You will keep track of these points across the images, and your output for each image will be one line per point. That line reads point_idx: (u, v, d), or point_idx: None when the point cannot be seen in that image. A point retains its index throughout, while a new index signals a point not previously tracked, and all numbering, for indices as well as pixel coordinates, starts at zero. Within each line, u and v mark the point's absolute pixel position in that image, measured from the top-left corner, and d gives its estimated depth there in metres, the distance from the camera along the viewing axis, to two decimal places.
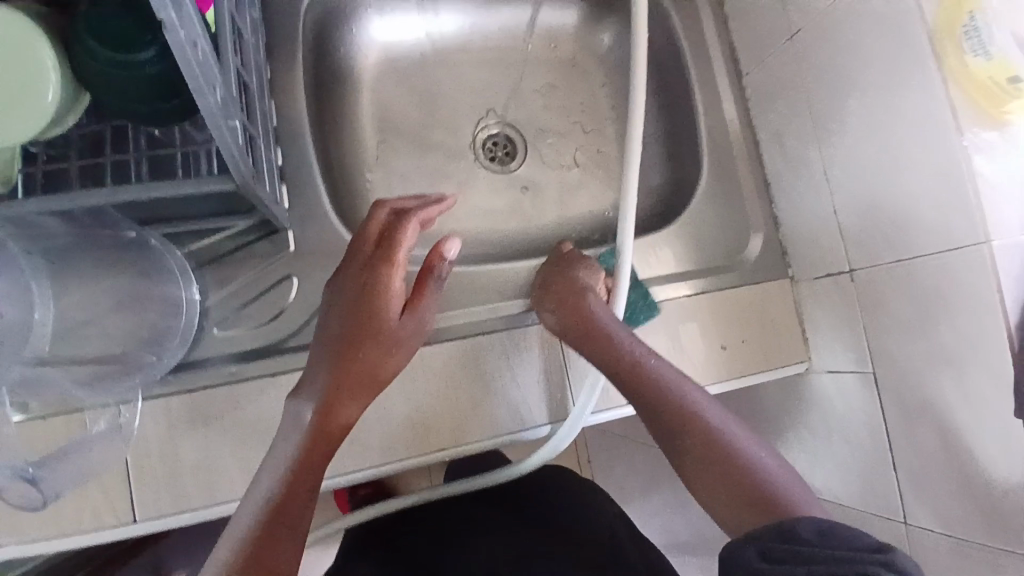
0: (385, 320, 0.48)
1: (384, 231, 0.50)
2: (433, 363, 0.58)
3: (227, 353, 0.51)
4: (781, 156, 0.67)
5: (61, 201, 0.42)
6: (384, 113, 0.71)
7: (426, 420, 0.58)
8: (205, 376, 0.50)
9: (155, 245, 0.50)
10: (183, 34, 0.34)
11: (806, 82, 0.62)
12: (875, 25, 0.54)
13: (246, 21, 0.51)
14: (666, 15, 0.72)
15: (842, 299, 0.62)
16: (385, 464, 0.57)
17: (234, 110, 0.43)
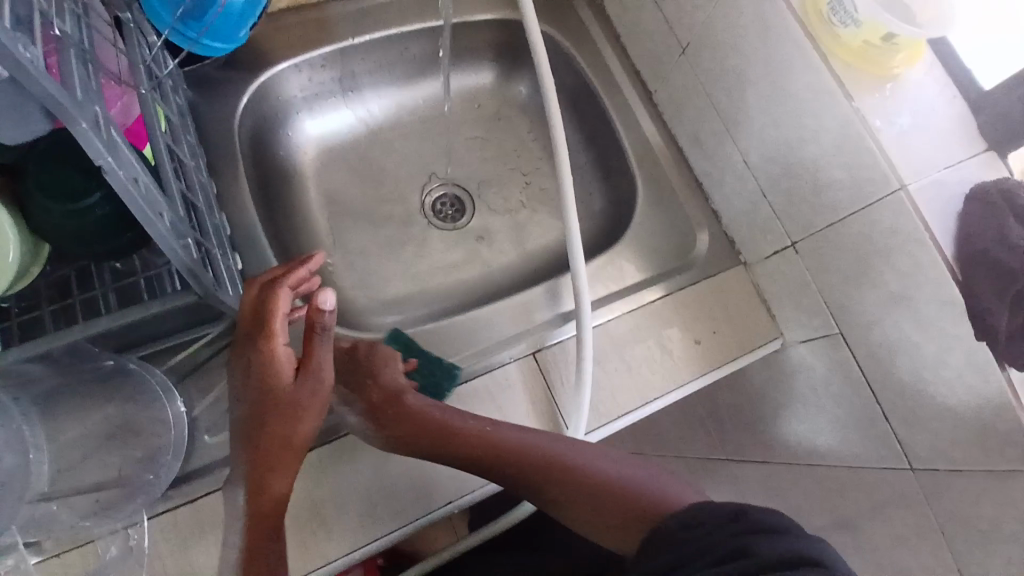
0: (282, 391, 0.49)
1: (257, 305, 0.50)
2: None
3: (220, 455, 0.53)
4: (703, 155, 0.72)
5: (34, 346, 0.44)
6: (333, 201, 0.75)
7: (427, 479, 0.58)
8: (203, 482, 0.51)
9: (134, 368, 0.52)
10: (123, 173, 0.38)
11: (705, 86, 0.67)
12: (747, 22, 0.59)
13: (183, 147, 0.55)
14: (570, 58, 0.78)
15: (793, 271, 0.65)
16: (393, 533, 0.56)
17: (185, 229, 0.47)
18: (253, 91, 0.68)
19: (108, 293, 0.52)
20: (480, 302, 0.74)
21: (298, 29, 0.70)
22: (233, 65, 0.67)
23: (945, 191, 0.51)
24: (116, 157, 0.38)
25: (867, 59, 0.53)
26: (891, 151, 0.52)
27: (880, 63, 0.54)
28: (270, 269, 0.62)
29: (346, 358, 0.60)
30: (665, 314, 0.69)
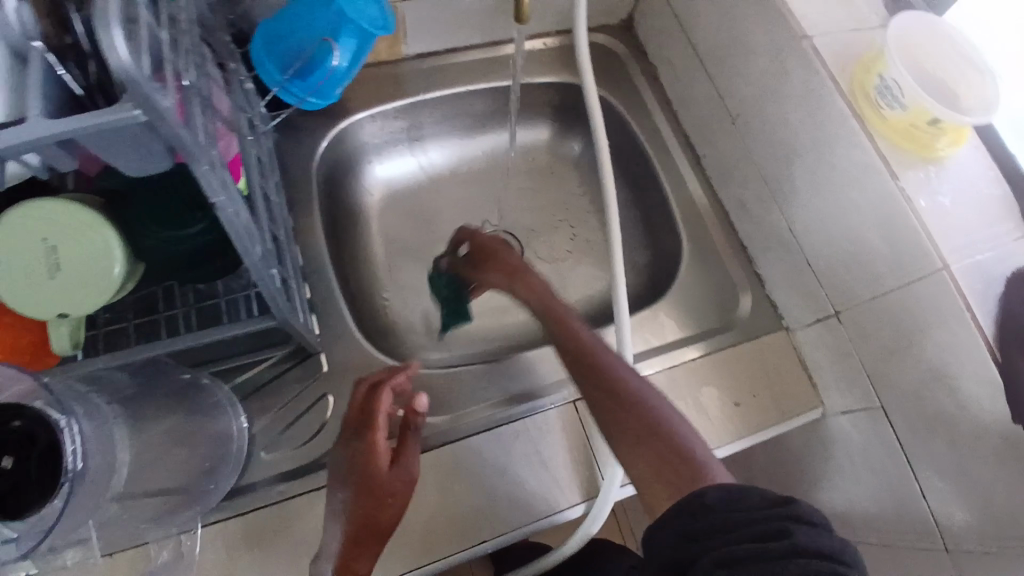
0: (378, 479, 0.52)
1: (364, 401, 0.55)
2: (464, 457, 0.62)
3: (272, 474, 0.57)
4: (748, 220, 0.74)
5: (129, 356, 0.50)
6: (392, 239, 0.81)
7: (462, 515, 0.60)
8: (255, 497, 0.56)
9: (205, 382, 0.56)
10: (231, 209, 0.44)
11: (753, 155, 0.71)
12: (795, 100, 0.63)
13: (270, 183, 0.61)
14: (623, 121, 0.83)
15: (834, 339, 0.66)
16: (427, 566, 0.58)
17: (271, 258, 0.52)
18: (331, 137, 0.75)
19: (189, 312, 0.57)
20: (522, 345, 0.77)
21: (376, 84, 0.77)
22: (316, 113, 0.74)
23: (988, 273, 0.53)
24: (224, 190, 0.43)
25: (910, 138, 0.56)
26: (933, 229, 0.54)
27: (924, 141, 0.56)
28: (332, 300, 0.67)
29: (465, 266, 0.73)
30: (704, 372, 0.70)
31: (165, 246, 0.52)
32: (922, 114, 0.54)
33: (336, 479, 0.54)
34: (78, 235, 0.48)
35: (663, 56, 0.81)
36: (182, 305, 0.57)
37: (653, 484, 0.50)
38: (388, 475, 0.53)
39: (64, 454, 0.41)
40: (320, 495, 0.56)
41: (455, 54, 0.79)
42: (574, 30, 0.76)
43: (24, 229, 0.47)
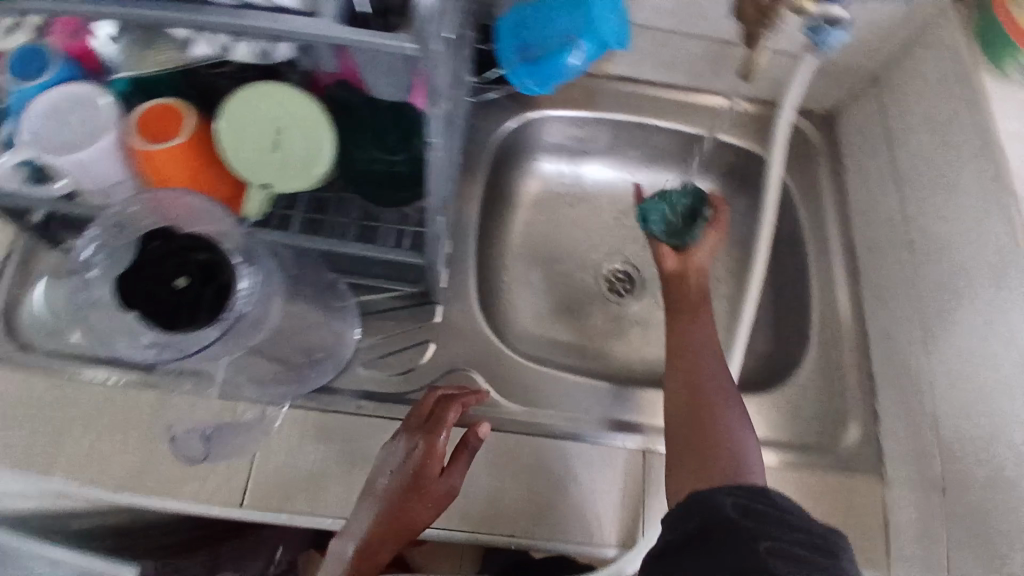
0: (427, 483, 0.56)
1: (434, 410, 0.59)
2: (522, 453, 0.64)
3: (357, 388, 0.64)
4: (887, 355, 0.71)
5: (298, 240, 0.56)
6: (530, 234, 0.84)
7: (502, 504, 0.62)
8: (335, 402, 0.62)
9: (341, 288, 0.66)
10: (439, 150, 0.50)
11: (919, 294, 0.67)
12: (975, 254, 0.59)
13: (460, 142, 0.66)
14: (795, 213, 0.83)
15: (931, 508, 0.61)
16: (452, 532, 0.60)
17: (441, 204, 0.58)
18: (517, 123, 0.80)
19: (353, 228, 0.64)
20: (612, 377, 0.77)
21: (573, 92, 0.81)
22: (512, 98, 0.80)
23: None
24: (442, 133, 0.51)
25: None
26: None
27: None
28: None
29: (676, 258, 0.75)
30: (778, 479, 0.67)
31: (363, 166, 0.59)
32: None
33: (389, 469, 0.57)
34: (304, 128, 0.53)
35: (858, 161, 0.79)
36: (349, 218, 0.64)
37: (694, 470, 0.56)
38: (436, 481, 0.56)
39: (234, 295, 0.47)
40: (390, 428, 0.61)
41: (655, 89, 0.81)
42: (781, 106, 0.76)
43: (268, 99, 0.52)
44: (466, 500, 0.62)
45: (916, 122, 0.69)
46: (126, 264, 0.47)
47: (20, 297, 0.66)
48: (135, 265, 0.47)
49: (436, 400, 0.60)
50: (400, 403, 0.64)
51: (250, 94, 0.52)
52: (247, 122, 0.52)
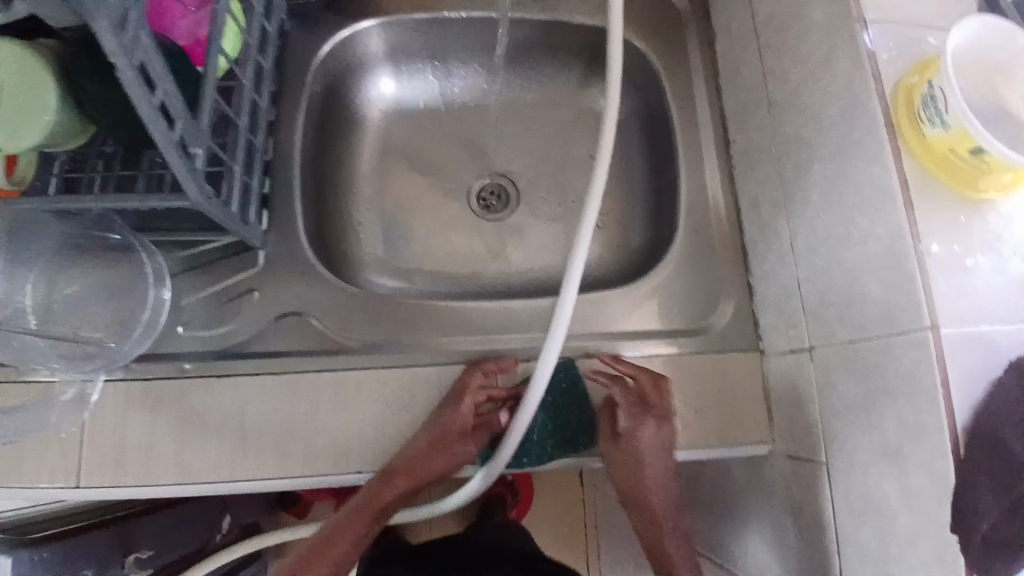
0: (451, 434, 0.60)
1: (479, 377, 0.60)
2: (349, 392, 0.59)
3: (197, 350, 0.61)
4: (756, 225, 0.63)
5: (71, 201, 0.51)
6: (388, 150, 0.77)
7: (315, 441, 0.58)
8: (159, 367, 0.60)
9: (137, 248, 0.62)
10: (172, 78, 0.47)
11: (777, 150, 0.59)
12: (836, 93, 0.51)
13: (242, 110, 0.59)
14: (658, 81, 0.72)
15: (802, 376, 0.56)
16: (285, 480, 0.57)
17: (178, 111, 0.48)
18: (330, 47, 0.70)
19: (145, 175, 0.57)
20: (469, 289, 0.73)
21: None
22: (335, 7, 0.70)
23: (995, 349, 0.43)
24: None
25: (950, 171, 0.45)
26: (920, 228, 0.44)
27: (939, 148, 0.44)
28: (290, 201, 0.64)
29: (536, 145, 0.80)
30: (668, 375, 0.62)
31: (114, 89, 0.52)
32: (930, 73, 0.45)
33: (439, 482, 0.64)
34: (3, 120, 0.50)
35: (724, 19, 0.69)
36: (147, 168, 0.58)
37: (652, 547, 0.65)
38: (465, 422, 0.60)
39: None
40: (220, 384, 0.59)
41: None
42: None
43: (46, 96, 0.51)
44: (291, 440, 0.58)
45: None
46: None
47: None
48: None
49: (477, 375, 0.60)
50: (246, 358, 0.60)
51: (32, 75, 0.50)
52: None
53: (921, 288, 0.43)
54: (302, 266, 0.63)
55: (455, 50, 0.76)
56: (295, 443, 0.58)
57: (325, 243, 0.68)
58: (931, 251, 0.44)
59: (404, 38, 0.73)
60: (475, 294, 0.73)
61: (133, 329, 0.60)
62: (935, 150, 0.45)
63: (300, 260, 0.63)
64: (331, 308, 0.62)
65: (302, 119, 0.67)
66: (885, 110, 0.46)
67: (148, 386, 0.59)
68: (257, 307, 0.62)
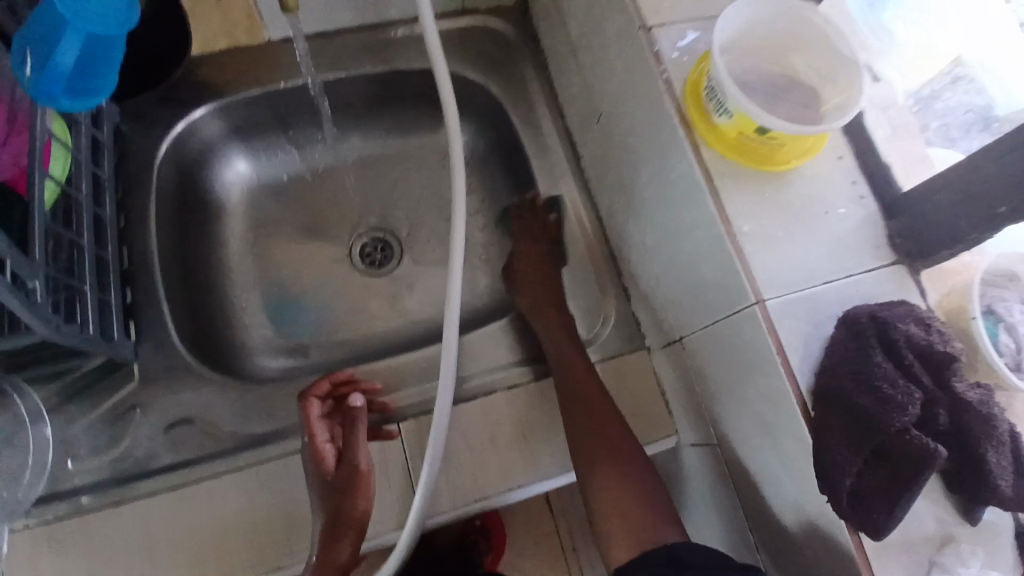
0: (336, 472, 0.55)
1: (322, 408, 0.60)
2: (249, 488, 0.57)
3: (88, 481, 0.58)
4: (617, 230, 0.65)
5: None
6: (262, 230, 0.77)
7: (223, 547, 0.56)
8: (52, 508, 0.57)
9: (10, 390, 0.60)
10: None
11: (614, 157, 0.62)
12: (642, 98, 0.54)
13: (82, 230, 0.58)
14: (505, 111, 0.75)
15: (683, 367, 0.58)
16: None
17: (3, 250, 0.46)
18: (169, 142, 0.69)
19: None
20: (369, 350, 0.73)
21: (234, 70, 0.72)
22: (171, 98, 0.70)
23: (821, 308, 0.45)
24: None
25: (748, 154, 0.47)
26: (729, 212, 0.47)
27: (731, 137, 0.47)
28: (159, 305, 0.63)
29: (410, 196, 0.81)
30: None
31: None
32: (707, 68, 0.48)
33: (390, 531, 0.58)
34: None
35: (548, 44, 0.73)
36: None
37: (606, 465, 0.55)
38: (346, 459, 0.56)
39: None
40: (117, 510, 0.56)
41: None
42: (396, 37, 0.76)
43: None
44: (198, 549, 0.55)
45: None
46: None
47: None
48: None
49: (315, 407, 0.59)
50: (143, 478, 0.58)
51: None
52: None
53: (743, 267, 0.45)
54: (185, 369, 0.62)
55: (307, 121, 0.77)
56: (204, 552, 0.55)
57: (210, 340, 0.67)
58: (745, 232, 0.46)
59: (250, 117, 0.74)
60: (372, 352, 0.73)
61: (21, 475, 0.58)
62: (728, 139, 0.47)
63: (182, 362, 0.62)
64: (224, 405, 0.62)
65: (158, 219, 0.67)
66: (677, 109, 0.50)
67: (36, 533, 0.55)
68: (145, 423, 0.60)
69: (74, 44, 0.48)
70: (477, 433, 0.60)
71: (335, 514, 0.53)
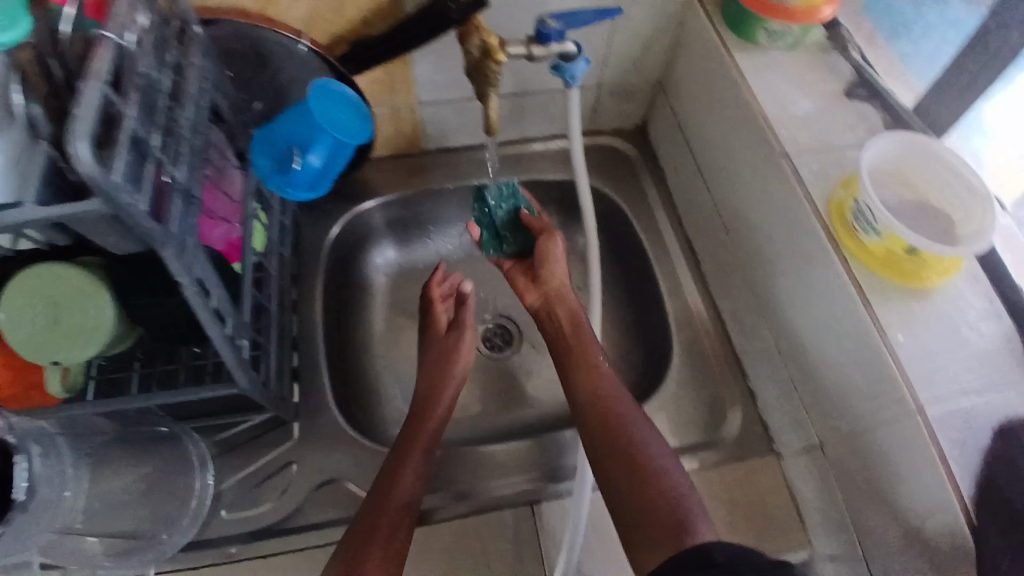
0: (439, 350, 0.72)
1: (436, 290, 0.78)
2: None
3: (239, 532, 0.61)
4: (742, 333, 0.70)
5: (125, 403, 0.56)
6: (398, 310, 0.84)
7: None
8: (199, 555, 0.60)
9: (182, 436, 0.64)
10: (218, 295, 0.53)
11: (744, 266, 0.67)
12: (781, 217, 0.60)
13: (270, 297, 0.66)
14: (628, 218, 0.83)
15: (819, 471, 0.59)
16: None
17: (227, 311, 0.54)
18: (337, 228, 0.79)
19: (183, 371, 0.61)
20: (489, 431, 0.77)
21: (396, 171, 0.83)
22: (341, 191, 0.80)
23: (978, 421, 0.47)
24: (180, 224, 0.48)
25: (894, 269, 0.52)
26: (883, 323, 0.51)
27: (877, 251, 0.52)
28: (318, 372, 0.70)
29: None
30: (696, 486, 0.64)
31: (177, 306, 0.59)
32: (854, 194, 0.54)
33: None
34: (67, 343, 0.52)
35: (671, 163, 0.82)
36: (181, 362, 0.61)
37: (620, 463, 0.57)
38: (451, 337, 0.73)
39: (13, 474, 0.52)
40: None
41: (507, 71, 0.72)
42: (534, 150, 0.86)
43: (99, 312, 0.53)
44: None
45: (698, 103, 0.73)
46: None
47: None
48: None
49: (437, 283, 0.78)
50: (283, 535, 0.61)
51: (93, 301, 0.53)
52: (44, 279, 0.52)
53: (899, 375, 0.49)
54: (334, 433, 0.67)
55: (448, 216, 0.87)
56: None
57: (352, 408, 0.73)
58: (897, 342, 0.50)
59: (403, 213, 0.84)
60: (494, 435, 0.76)
61: (180, 518, 0.61)
62: (875, 254, 0.52)
63: (332, 426, 0.67)
64: (367, 471, 0.65)
65: (321, 295, 0.75)
66: (824, 227, 0.55)
67: None
68: (295, 481, 0.64)
69: (321, 151, 0.61)
70: (604, 525, 0.63)
71: (405, 449, 0.61)
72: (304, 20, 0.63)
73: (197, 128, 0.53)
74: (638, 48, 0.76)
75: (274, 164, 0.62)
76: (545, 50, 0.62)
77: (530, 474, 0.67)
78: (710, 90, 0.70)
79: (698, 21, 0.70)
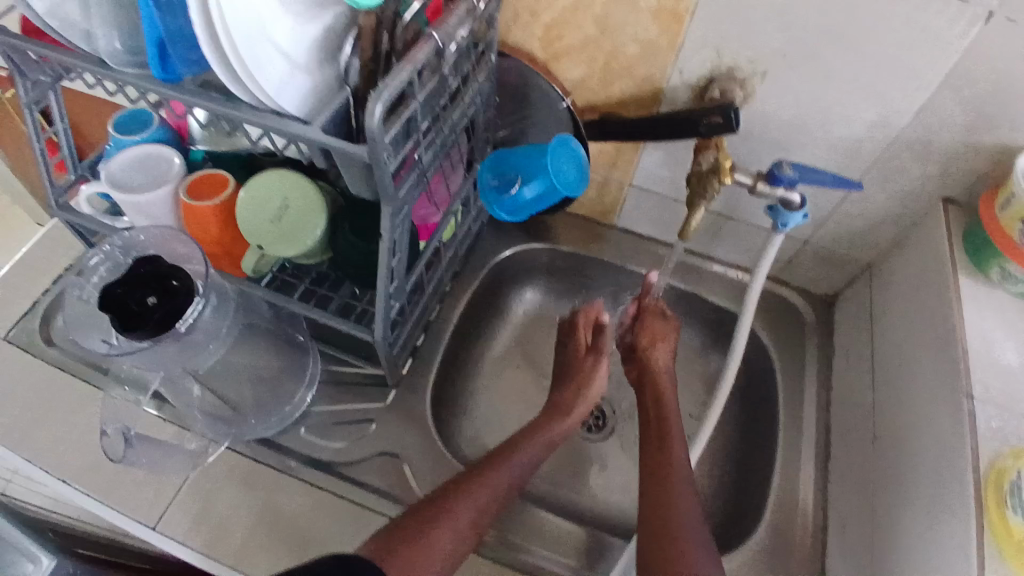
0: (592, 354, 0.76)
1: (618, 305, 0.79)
2: None
3: (304, 454, 0.67)
4: (843, 546, 0.63)
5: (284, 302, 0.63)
6: (520, 346, 0.88)
7: None
8: (265, 453, 0.66)
9: (308, 353, 0.72)
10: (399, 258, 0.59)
11: (878, 480, 0.62)
12: (940, 451, 0.55)
13: (432, 279, 0.73)
14: (774, 374, 0.79)
15: None
16: None
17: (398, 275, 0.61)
18: (510, 253, 0.85)
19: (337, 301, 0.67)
20: (544, 495, 0.77)
21: (582, 230, 0.88)
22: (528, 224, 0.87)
23: None
24: (406, 193, 0.55)
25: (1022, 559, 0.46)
26: None
27: (1019, 536, 0.46)
28: (433, 360, 0.75)
29: None
30: None
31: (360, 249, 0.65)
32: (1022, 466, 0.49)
33: None
34: (279, 241, 0.59)
35: (845, 345, 0.78)
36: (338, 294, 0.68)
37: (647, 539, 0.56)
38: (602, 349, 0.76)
39: (182, 316, 0.52)
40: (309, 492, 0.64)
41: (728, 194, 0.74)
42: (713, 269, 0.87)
43: (313, 221, 0.60)
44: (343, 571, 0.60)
45: (901, 304, 0.70)
46: (123, 271, 0.55)
47: (50, 303, 0.73)
48: (149, 261, 0.53)
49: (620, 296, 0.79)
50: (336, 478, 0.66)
51: (314, 208, 0.60)
52: (264, 185, 0.59)
53: None
54: (416, 417, 0.71)
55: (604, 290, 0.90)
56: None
57: (441, 406, 0.77)
58: None
59: (568, 266, 0.88)
60: (548, 503, 0.76)
61: (269, 414, 0.68)
62: (1015, 538, 0.47)
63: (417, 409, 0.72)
64: (426, 465, 0.68)
65: (468, 300, 0.81)
66: (978, 482, 0.50)
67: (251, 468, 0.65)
68: (367, 439, 0.69)
69: (535, 186, 0.66)
70: None
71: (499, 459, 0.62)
72: (573, 83, 0.70)
73: (457, 127, 0.59)
74: (858, 227, 0.75)
75: (496, 183, 0.69)
76: (769, 189, 0.65)
77: (571, 563, 0.65)
78: (918, 297, 0.67)
79: (934, 230, 0.68)
